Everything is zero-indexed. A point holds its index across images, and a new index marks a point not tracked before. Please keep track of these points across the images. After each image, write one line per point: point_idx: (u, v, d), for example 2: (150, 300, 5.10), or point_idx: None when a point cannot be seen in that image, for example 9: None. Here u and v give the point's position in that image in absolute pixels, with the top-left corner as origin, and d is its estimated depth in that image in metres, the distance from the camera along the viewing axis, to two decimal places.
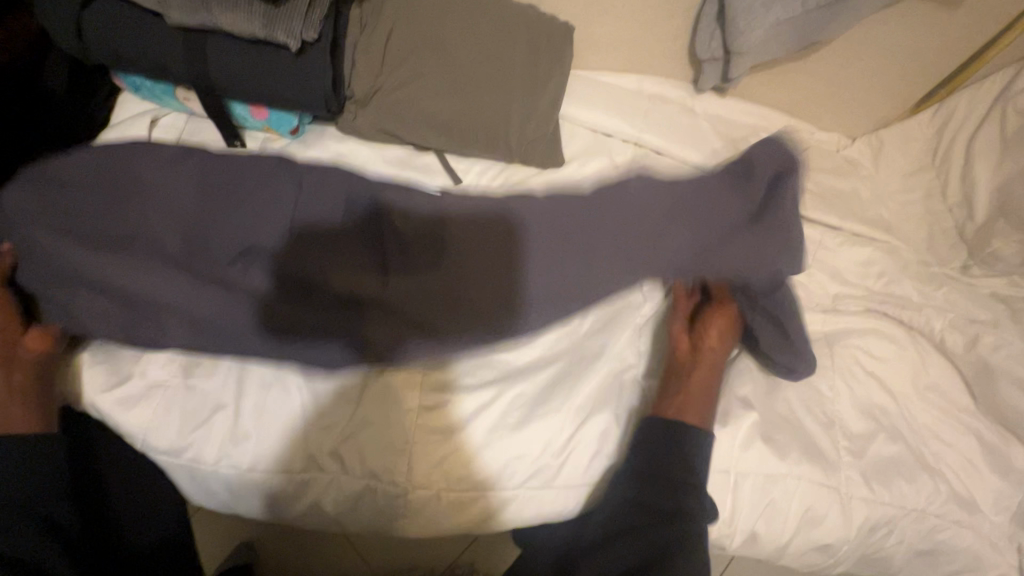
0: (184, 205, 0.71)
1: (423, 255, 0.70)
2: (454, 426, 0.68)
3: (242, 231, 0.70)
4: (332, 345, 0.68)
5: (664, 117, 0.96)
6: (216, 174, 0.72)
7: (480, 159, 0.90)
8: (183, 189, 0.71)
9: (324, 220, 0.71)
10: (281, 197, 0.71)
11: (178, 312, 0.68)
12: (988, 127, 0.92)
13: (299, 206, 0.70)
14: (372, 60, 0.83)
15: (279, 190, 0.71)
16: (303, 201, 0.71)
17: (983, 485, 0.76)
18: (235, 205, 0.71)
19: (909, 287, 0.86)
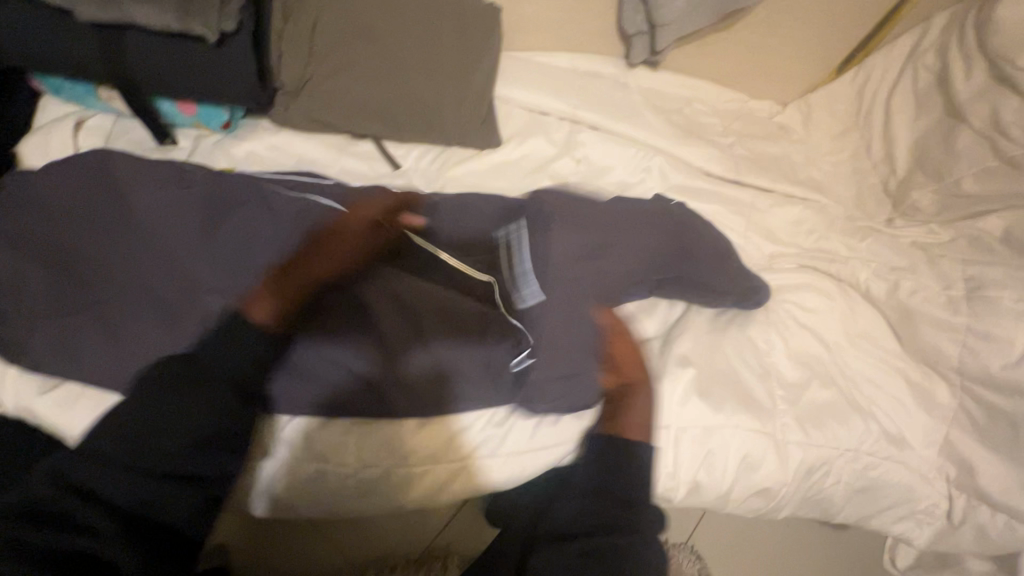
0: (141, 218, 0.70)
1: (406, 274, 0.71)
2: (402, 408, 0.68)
3: (193, 251, 0.69)
4: (343, 356, 0.65)
5: (599, 93, 0.98)
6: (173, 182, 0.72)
7: (418, 144, 0.91)
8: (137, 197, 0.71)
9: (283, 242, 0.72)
10: (243, 214, 0.72)
11: (111, 327, 0.66)
12: (903, 84, 0.96)
13: (258, 227, 0.72)
14: (300, 51, 0.83)
15: (243, 208, 0.73)
16: (263, 222, 0.72)
17: (911, 423, 0.80)
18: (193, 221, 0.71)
19: (837, 242, 0.90)
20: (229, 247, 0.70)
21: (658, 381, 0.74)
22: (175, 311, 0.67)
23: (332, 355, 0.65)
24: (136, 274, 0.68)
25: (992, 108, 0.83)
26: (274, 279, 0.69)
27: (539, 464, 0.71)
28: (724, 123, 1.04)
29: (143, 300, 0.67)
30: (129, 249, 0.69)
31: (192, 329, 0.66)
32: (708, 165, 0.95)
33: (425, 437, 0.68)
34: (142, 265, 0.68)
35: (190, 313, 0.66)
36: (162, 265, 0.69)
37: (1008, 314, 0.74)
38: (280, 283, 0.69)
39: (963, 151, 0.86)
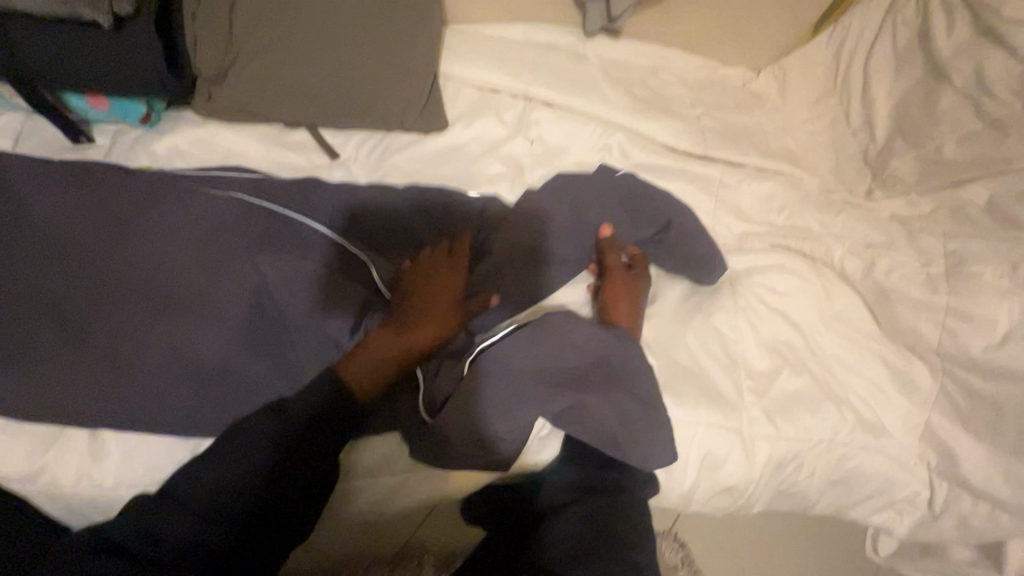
0: (63, 235, 0.67)
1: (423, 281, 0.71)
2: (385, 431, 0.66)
3: (117, 263, 0.66)
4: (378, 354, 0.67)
5: (553, 66, 0.91)
6: (94, 194, 0.70)
7: (358, 130, 0.84)
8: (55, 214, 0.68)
9: (209, 242, 0.68)
10: (166, 218, 0.69)
11: (27, 352, 0.62)
12: (882, 43, 0.89)
13: (181, 229, 0.68)
14: (217, 34, 0.76)
15: (166, 211, 0.69)
16: (186, 223, 0.69)
17: (890, 410, 0.75)
18: (116, 233, 0.68)
19: (810, 218, 0.84)
20: (170, 262, 0.67)
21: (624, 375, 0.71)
22: (118, 335, 0.64)
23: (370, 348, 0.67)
24: (72, 301, 0.65)
25: (976, 66, 0.76)
26: (201, 284, 0.66)
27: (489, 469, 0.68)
28: (691, 93, 0.96)
29: (84, 326, 0.64)
30: (66, 278, 0.66)
31: (135, 353, 0.63)
32: (672, 140, 0.89)
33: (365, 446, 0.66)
34: (78, 291, 0.65)
35: (133, 335, 0.64)
36: (100, 288, 0.66)
37: (991, 291, 0.69)
38: (208, 286, 0.66)
39: (944, 115, 0.79)
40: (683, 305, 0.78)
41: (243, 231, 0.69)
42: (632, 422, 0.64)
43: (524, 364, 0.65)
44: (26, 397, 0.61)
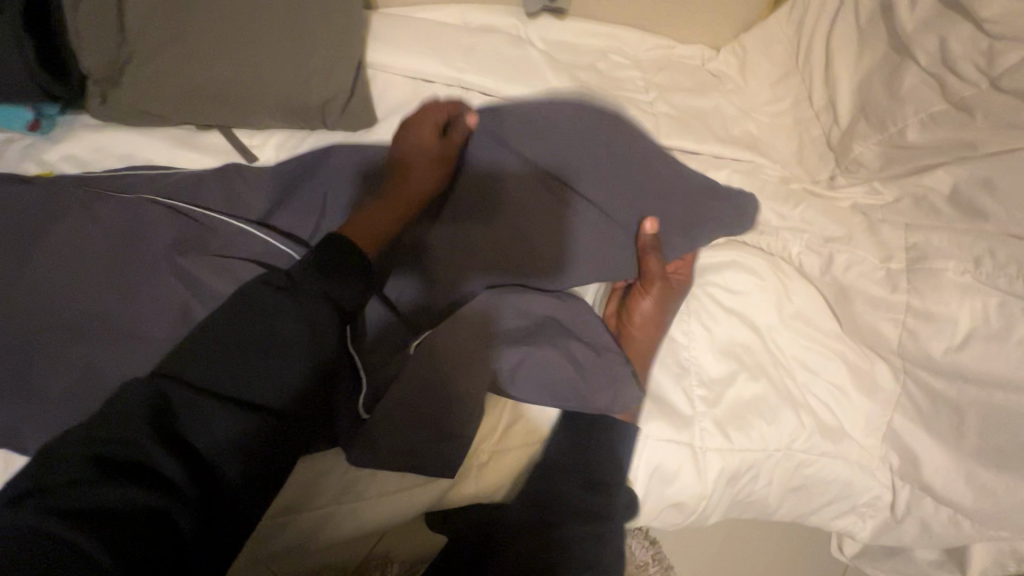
0: None
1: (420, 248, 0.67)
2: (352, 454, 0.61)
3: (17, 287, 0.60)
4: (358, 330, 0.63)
5: (491, 51, 0.84)
6: None
7: (279, 130, 0.77)
8: None
9: (122, 256, 0.62)
10: (68, 233, 0.62)
11: None
12: (844, 18, 0.83)
13: (86, 244, 0.62)
14: (106, 26, 0.69)
15: (68, 224, 0.62)
16: (91, 236, 0.62)
17: (852, 413, 0.70)
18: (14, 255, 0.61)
19: (767, 208, 0.78)
20: (82, 280, 0.60)
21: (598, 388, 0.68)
22: (24, 373, 0.57)
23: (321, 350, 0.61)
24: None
25: (939, 40, 0.71)
26: (121, 300, 0.60)
27: (426, 496, 0.61)
28: (645, 75, 0.90)
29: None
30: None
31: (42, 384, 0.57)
32: None
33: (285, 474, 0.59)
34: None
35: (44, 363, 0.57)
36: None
37: (951, 288, 0.65)
38: (129, 302, 0.60)
39: (907, 95, 0.74)
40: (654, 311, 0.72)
41: (154, 239, 0.63)
42: (596, 374, 0.63)
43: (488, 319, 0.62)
44: None
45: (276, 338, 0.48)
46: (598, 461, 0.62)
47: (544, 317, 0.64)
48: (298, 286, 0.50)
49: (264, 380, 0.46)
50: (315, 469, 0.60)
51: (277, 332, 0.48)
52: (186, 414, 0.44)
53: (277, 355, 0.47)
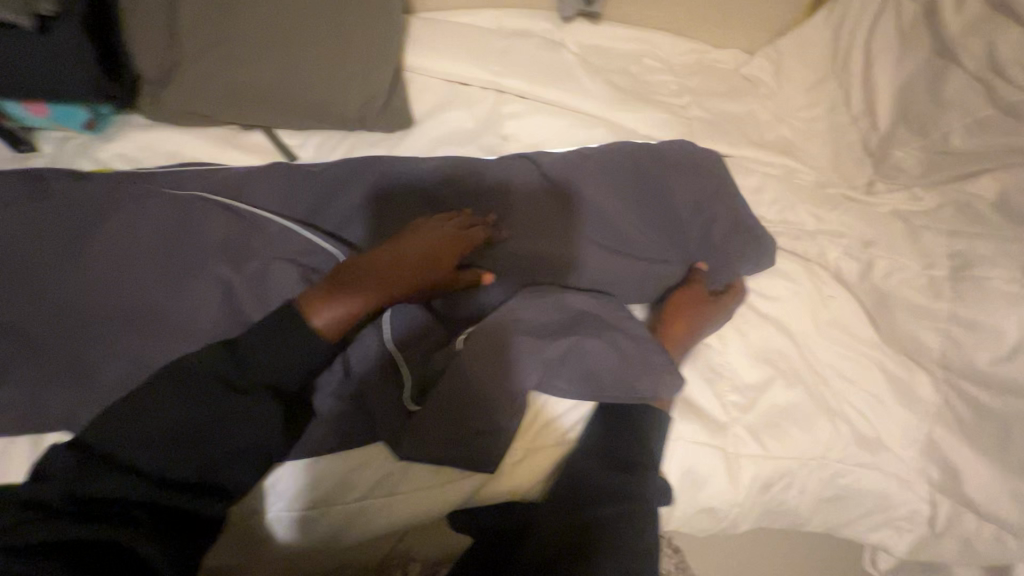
0: (22, 252, 0.63)
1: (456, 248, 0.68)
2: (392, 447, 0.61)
3: (75, 277, 0.62)
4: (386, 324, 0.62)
5: (525, 54, 0.85)
6: (48, 208, 0.65)
7: (318, 131, 0.79)
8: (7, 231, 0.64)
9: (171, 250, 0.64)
10: (123, 225, 0.65)
11: None
12: (885, 23, 0.82)
13: (139, 237, 0.64)
14: (160, 29, 0.72)
15: (124, 218, 0.65)
16: (143, 229, 0.64)
17: (890, 423, 0.69)
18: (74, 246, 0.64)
19: (804, 212, 0.77)
20: (135, 268, 0.63)
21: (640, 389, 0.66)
22: (81, 357, 0.59)
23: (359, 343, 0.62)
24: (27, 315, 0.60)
25: (987, 44, 0.69)
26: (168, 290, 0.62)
27: (460, 491, 0.61)
28: (678, 79, 0.90)
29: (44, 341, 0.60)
30: (25, 286, 0.61)
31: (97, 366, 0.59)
32: (654, 131, 0.82)
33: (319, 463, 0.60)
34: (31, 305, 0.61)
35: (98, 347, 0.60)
36: (57, 299, 0.61)
37: (999, 297, 0.63)
38: (173, 294, 0.62)
39: (952, 100, 0.73)
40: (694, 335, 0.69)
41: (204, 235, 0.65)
42: (632, 360, 0.61)
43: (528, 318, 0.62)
44: None
45: (193, 427, 0.49)
46: (624, 445, 0.61)
47: (584, 313, 0.64)
48: (243, 376, 0.52)
49: (189, 460, 0.48)
50: (350, 462, 0.60)
51: (196, 407, 0.50)
52: (87, 481, 0.45)
53: (187, 443, 0.49)
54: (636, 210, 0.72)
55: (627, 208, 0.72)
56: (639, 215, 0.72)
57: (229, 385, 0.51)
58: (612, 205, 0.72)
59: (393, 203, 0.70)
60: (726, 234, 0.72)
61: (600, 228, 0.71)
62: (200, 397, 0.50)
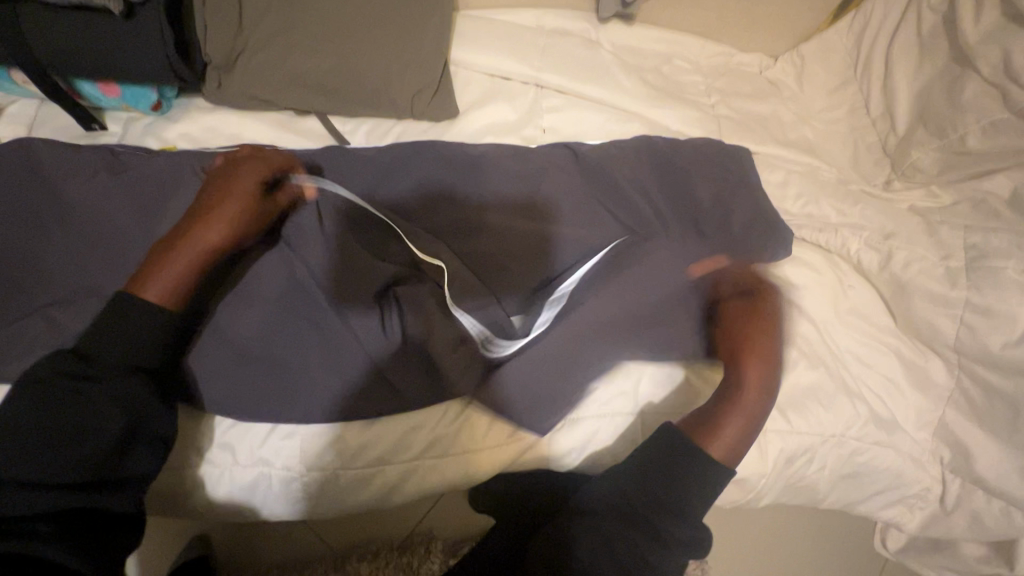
0: (112, 224, 0.67)
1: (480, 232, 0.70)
2: (446, 413, 0.66)
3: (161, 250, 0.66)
4: (393, 313, 0.62)
5: (564, 52, 0.89)
6: (130, 182, 0.69)
7: (369, 118, 0.83)
8: (95, 201, 0.67)
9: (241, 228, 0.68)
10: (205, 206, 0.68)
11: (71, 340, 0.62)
12: (904, 30, 0.87)
13: None
14: (226, 18, 0.76)
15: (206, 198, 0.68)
16: None
17: (904, 405, 0.73)
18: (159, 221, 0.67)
19: (827, 207, 0.82)
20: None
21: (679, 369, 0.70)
22: None
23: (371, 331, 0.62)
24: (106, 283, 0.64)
25: (1003, 51, 0.74)
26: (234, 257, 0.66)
27: (502, 457, 0.67)
28: (707, 80, 0.94)
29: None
30: (107, 254, 0.66)
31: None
32: (685, 128, 0.87)
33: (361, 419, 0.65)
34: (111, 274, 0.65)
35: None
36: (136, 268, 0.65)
37: (1011, 287, 0.68)
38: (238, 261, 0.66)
39: (969, 103, 0.77)
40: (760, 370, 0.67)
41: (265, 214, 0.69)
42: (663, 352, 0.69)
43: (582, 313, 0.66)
44: None
45: (59, 431, 0.51)
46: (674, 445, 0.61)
47: (587, 295, 0.67)
48: (113, 369, 0.54)
49: (75, 464, 0.51)
50: (400, 427, 0.65)
51: (63, 410, 0.51)
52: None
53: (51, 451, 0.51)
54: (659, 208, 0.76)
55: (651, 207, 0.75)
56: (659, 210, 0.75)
57: (130, 394, 0.54)
58: (627, 200, 0.74)
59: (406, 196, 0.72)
60: (739, 230, 0.75)
61: (610, 220, 0.73)
62: (117, 407, 0.53)
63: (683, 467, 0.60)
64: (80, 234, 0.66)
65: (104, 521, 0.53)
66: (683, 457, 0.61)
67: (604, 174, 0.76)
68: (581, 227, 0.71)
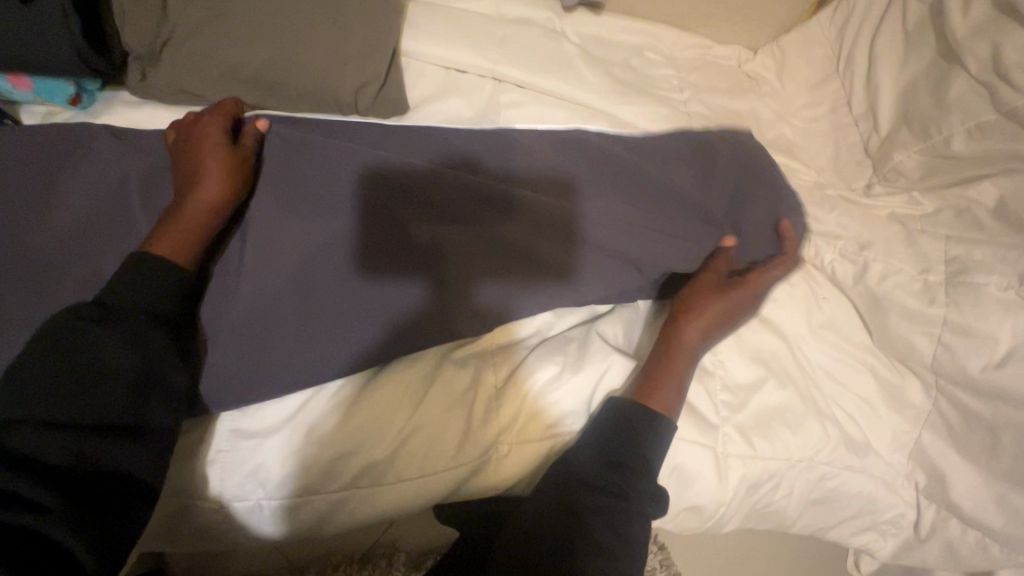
0: (45, 228, 0.62)
1: (511, 210, 0.65)
2: (376, 435, 0.60)
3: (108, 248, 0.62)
4: (415, 282, 0.62)
5: (525, 43, 0.83)
6: (59, 187, 0.64)
7: (312, 114, 0.77)
8: (22, 206, 0.63)
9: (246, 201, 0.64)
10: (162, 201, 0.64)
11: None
12: (890, 23, 0.81)
13: None
14: (148, 3, 0.69)
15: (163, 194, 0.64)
16: None
17: (878, 427, 0.69)
18: (104, 222, 0.63)
19: (801, 212, 0.76)
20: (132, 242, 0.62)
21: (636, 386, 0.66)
22: None
23: (390, 299, 0.61)
24: (4, 286, 0.59)
25: (992, 47, 0.68)
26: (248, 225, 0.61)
27: (444, 484, 0.61)
28: (680, 74, 0.88)
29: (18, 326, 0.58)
30: (19, 260, 0.61)
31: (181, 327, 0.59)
32: (653, 126, 0.81)
33: (292, 441, 0.60)
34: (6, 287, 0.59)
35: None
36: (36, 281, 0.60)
37: (993, 304, 0.63)
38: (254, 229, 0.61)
39: (954, 103, 0.71)
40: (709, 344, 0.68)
41: (282, 179, 0.63)
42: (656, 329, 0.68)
43: (593, 279, 0.66)
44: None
45: (85, 370, 0.47)
46: (617, 445, 0.58)
47: (591, 284, 0.66)
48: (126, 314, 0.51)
49: (92, 411, 0.47)
50: (332, 452, 0.60)
51: (81, 347, 0.48)
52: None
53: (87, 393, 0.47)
54: (671, 191, 0.72)
55: (665, 188, 0.72)
56: (678, 193, 0.72)
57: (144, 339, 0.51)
58: (652, 181, 0.72)
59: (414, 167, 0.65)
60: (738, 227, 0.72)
61: (633, 197, 0.71)
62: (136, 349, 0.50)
63: (626, 446, 0.58)
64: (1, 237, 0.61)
65: (128, 480, 0.48)
66: (628, 458, 0.57)
67: (623, 156, 0.73)
68: (607, 206, 0.68)
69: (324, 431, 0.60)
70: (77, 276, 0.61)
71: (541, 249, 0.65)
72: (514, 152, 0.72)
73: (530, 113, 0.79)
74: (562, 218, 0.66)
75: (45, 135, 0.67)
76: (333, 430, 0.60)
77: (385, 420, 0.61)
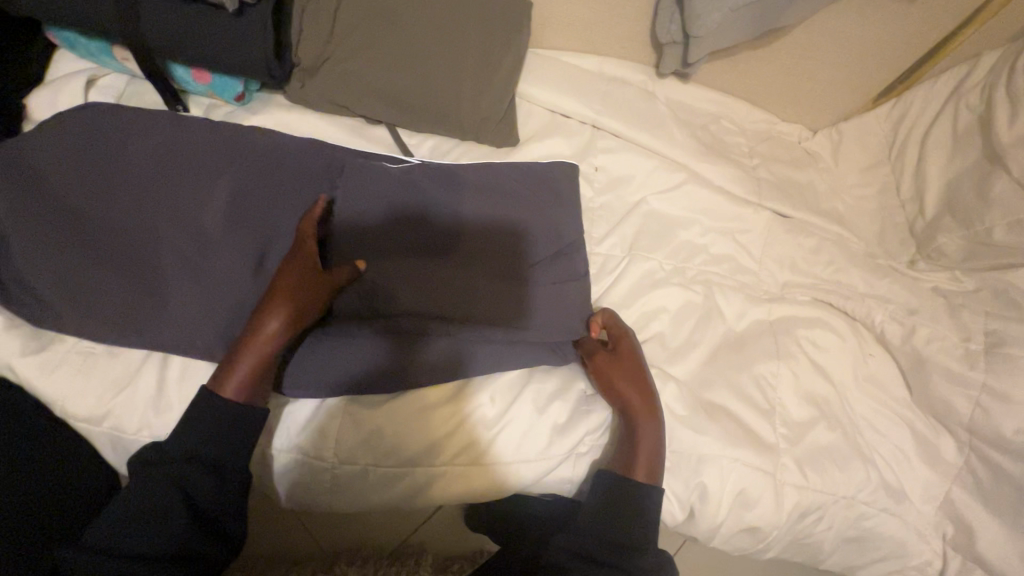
0: (147, 193, 0.72)
1: (466, 248, 0.74)
2: (475, 413, 0.70)
3: (192, 221, 0.71)
4: (367, 336, 0.69)
5: (622, 100, 0.95)
6: (184, 159, 0.74)
7: (433, 135, 0.88)
8: (144, 173, 0.73)
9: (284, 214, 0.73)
10: (245, 189, 0.74)
11: (102, 291, 0.68)
12: (942, 122, 0.91)
13: (264, 202, 0.74)
14: (321, 26, 0.81)
15: (247, 182, 0.74)
16: (267, 196, 0.74)
17: (913, 476, 0.76)
18: (197, 196, 0.72)
19: (855, 276, 0.87)
20: (222, 223, 0.71)
21: (707, 415, 0.74)
22: (189, 293, 0.68)
23: (358, 347, 0.69)
24: (114, 239, 0.70)
25: None
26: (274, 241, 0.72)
27: (530, 473, 0.69)
28: (750, 143, 1.00)
29: (171, 296, 0.68)
30: (131, 219, 0.71)
31: (229, 302, 0.69)
32: (727, 185, 0.92)
33: (385, 416, 0.68)
34: (109, 254, 0.69)
35: (193, 294, 0.68)
36: (133, 250, 0.70)
37: None
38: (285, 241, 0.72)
39: (998, 200, 0.80)
40: (757, 380, 0.77)
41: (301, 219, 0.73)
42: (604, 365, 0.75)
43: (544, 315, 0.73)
44: (98, 326, 0.67)
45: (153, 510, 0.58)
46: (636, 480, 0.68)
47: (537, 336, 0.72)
48: None
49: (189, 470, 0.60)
50: (435, 432, 0.68)
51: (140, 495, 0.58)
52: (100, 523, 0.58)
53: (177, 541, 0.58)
54: None
55: None
56: None
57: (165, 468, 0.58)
58: None
59: (371, 229, 0.73)
60: None
61: (549, 247, 0.77)
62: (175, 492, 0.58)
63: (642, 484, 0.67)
64: (126, 194, 0.71)
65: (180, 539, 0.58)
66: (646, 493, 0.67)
67: (534, 197, 0.79)
68: (541, 243, 0.77)
69: (424, 414, 0.69)
70: (166, 241, 0.70)
71: (488, 293, 0.72)
72: (465, 193, 0.77)
73: (622, 159, 0.91)
74: (511, 264, 0.75)
75: (190, 121, 0.76)
76: (432, 413, 0.69)
77: (478, 412, 0.70)
